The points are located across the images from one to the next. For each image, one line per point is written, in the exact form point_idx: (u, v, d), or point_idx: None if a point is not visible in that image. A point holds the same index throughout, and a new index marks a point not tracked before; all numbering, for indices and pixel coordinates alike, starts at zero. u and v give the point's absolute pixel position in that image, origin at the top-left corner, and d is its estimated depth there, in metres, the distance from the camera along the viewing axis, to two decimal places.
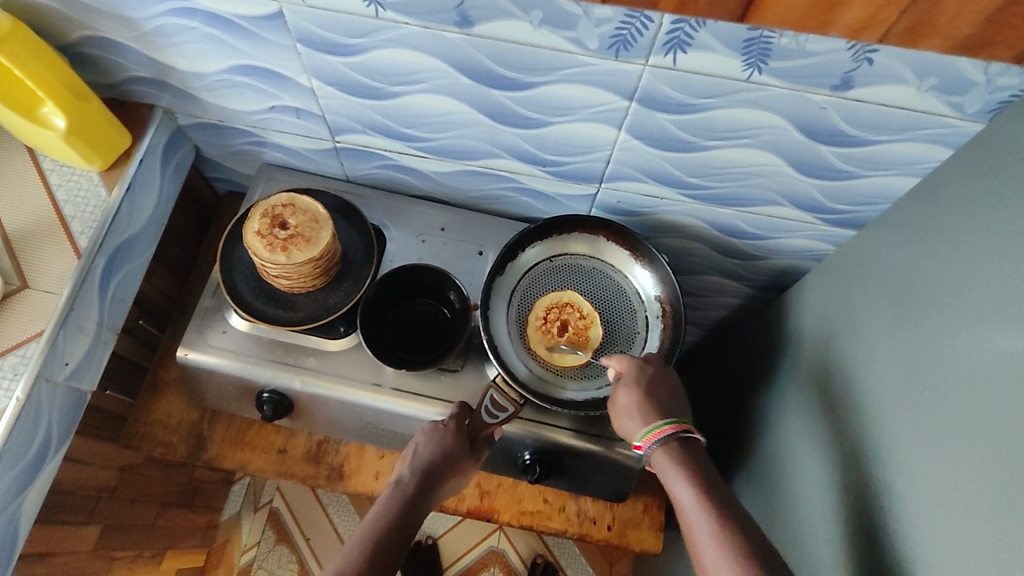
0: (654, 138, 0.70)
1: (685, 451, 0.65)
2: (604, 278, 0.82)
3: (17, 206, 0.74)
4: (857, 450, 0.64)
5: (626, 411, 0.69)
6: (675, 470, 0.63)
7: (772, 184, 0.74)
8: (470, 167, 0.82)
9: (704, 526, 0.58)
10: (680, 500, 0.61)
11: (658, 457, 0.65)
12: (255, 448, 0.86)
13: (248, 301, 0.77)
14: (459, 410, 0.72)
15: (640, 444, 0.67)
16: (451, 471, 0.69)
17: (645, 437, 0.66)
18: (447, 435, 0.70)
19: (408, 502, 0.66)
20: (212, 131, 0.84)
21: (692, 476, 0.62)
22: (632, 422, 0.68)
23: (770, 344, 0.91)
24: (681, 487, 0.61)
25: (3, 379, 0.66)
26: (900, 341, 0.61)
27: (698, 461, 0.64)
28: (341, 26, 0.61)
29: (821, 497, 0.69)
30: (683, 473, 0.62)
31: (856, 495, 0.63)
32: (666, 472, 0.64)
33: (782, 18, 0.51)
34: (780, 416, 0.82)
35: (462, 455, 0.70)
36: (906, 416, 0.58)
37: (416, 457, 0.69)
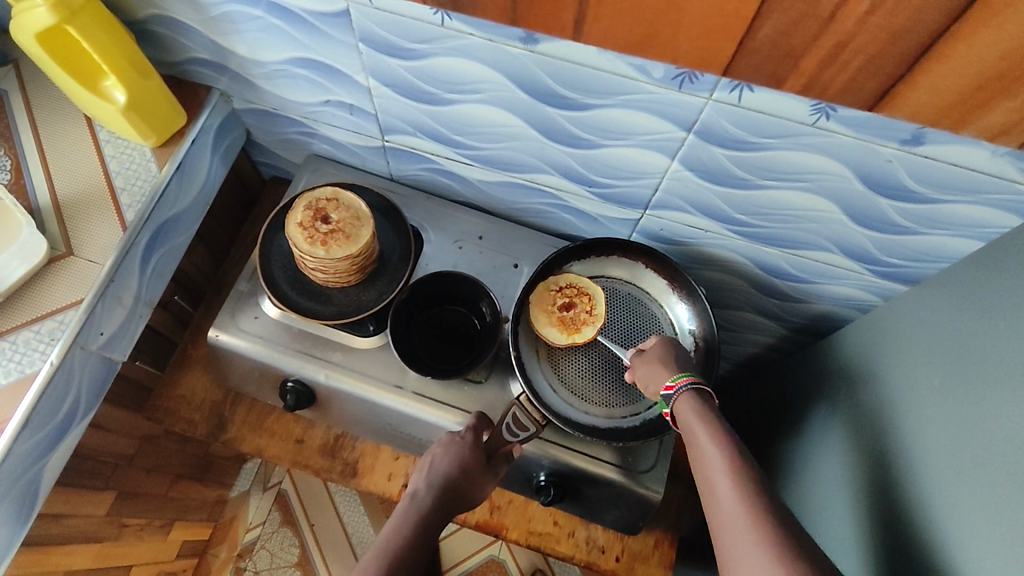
0: (709, 172, 0.68)
1: (703, 401, 0.64)
2: (639, 305, 0.81)
3: (71, 173, 0.76)
4: (892, 516, 0.62)
5: (653, 359, 0.70)
6: (694, 415, 0.61)
7: (824, 230, 0.72)
8: (516, 180, 0.81)
9: (717, 462, 0.56)
10: (696, 441, 0.59)
11: (681, 402, 0.64)
12: (273, 435, 0.86)
13: (282, 291, 0.77)
14: (476, 423, 0.73)
15: (670, 384, 0.66)
16: (468, 487, 0.69)
17: (677, 376, 0.66)
18: (464, 448, 0.70)
19: (425, 518, 0.65)
20: (264, 118, 0.85)
21: (710, 420, 0.60)
22: (661, 367, 0.68)
23: (802, 389, 0.88)
24: (697, 429, 0.60)
25: (40, 343, 0.68)
26: (949, 411, 0.58)
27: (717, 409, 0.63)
28: (405, 30, 0.61)
29: (849, 560, 0.67)
30: (702, 417, 0.61)
31: (886, 564, 0.61)
32: (686, 415, 0.62)
33: (914, 101, 0.50)
34: (810, 468, 0.80)
35: (478, 471, 0.70)
36: (949, 490, 0.55)
37: (433, 470, 0.69)
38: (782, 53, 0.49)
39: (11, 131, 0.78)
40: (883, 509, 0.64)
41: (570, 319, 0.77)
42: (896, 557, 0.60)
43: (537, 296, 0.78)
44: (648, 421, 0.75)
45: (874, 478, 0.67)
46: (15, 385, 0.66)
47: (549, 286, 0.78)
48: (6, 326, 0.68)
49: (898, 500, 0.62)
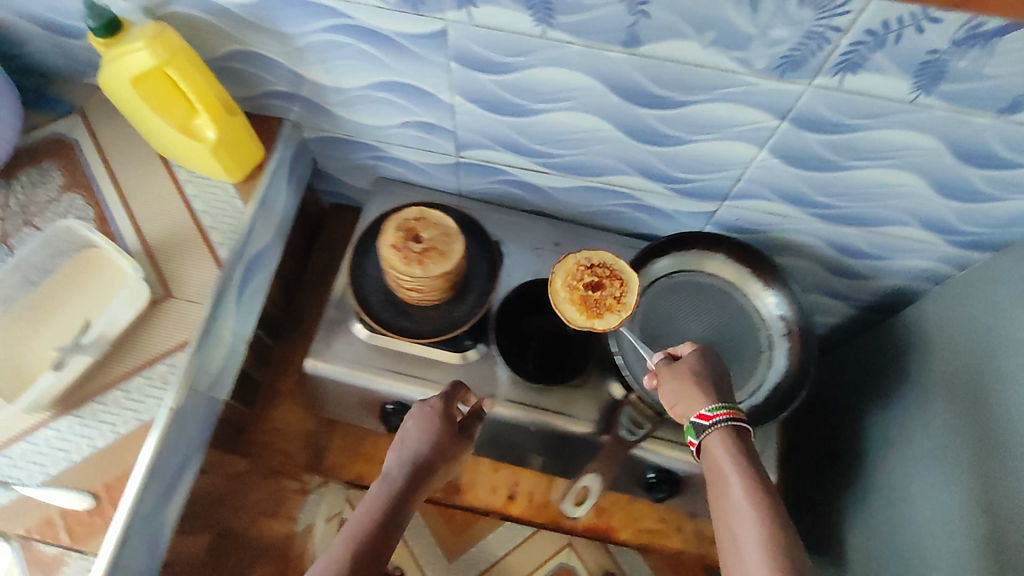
0: (797, 158, 0.70)
1: (739, 442, 0.61)
2: (727, 296, 0.83)
3: (155, 216, 0.76)
4: (1011, 475, 0.63)
5: (685, 378, 0.65)
6: (730, 457, 0.59)
7: (905, 205, 0.75)
8: (592, 184, 0.83)
9: (748, 522, 0.54)
10: (726, 488, 0.57)
11: (714, 443, 0.61)
12: (372, 459, 0.88)
13: (377, 313, 0.79)
14: (446, 395, 0.73)
15: (708, 413, 0.62)
16: (437, 458, 0.68)
17: (715, 407, 0.62)
18: (430, 419, 0.69)
19: (402, 497, 0.64)
20: (335, 145, 0.86)
21: (744, 465, 0.58)
22: (699, 394, 0.64)
23: (879, 363, 0.91)
24: (730, 477, 0.57)
25: (154, 388, 0.68)
26: None
27: (754, 451, 0.60)
28: (501, 45, 0.62)
29: (966, 522, 0.68)
30: (738, 460, 0.59)
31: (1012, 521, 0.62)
32: (720, 459, 0.60)
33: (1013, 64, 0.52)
34: (902, 440, 0.82)
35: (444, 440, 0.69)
36: None
37: (404, 445, 0.68)
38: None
39: (89, 178, 0.77)
40: (995, 472, 0.66)
41: (593, 302, 0.72)
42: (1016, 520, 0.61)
43: (564, 269, 0.75)
44: (752, 409, 0.77)
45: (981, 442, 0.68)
46: (136, 431, 0.67)
47: (579, 262, 0.75)
48: (115, 373, 0.68)
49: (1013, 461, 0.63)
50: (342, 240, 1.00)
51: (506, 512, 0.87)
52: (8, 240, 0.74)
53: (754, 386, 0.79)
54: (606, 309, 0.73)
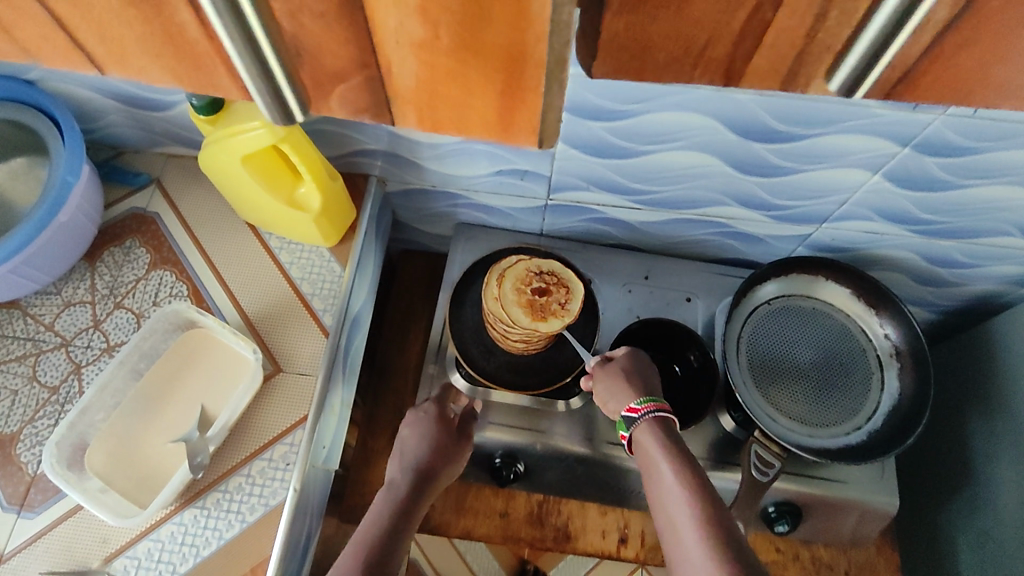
0: (910, 181, 0.69)
1: (665, 430, 0.62)
2: (834, 320, 0.81)
3: (252, 287, 0.73)
4: None
5: (617, 374, 0.68)
6: (658, 446, 0.60)
7: (1011, 217, 0.74)
8: (685, 217, 0.81)
9: (682, 505, 0.55)
10: (658, 479, 0.58)
11: (641, 434, 0.62)
12: (478, 513, 0.85)
13: (482, 367, 0.77)
14: (439, 400, 0.76)
15: (636, 406, 0.64)
16: (444, 456, 0.72)
17: (643, 401, 0.64)
18: (430, 421, 0.73)
19: (406, 504, 0.67)
20: (417, 195, 0.83)
21: (672, 452, 0.59)
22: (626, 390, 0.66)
23: (975, 371, 0.90)
24: (661, 464, 0.58)
25: (276, 471, 0.65)
26: None
27: (677, 438, 0.61)
28: (622, 94, 0.60)
29: None
30: (663, 451, 0.59)
31: None
32: (648, 451, 0.61)
33: None
34: (1013, 449, 0.81)
35: (450, 440, 0.73)
36: None
37: (406, 454, 0.71)
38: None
39: (177, 252, 0.74)
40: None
41: (538, 304, 0.72)
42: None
43: (515, 273, 0.75)
44: (871, 437, 0.76)
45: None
46: (264, 519, 0.63)
47: (529, 268, 0.75)
48: (236, 459, 0.65)
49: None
50: (417, 288, 0.97)
51: (619, 556, 0.84)
52: (102, 325, 0.71)
53: (868, 410, 0.77)
54: (538, 313, 0.72)
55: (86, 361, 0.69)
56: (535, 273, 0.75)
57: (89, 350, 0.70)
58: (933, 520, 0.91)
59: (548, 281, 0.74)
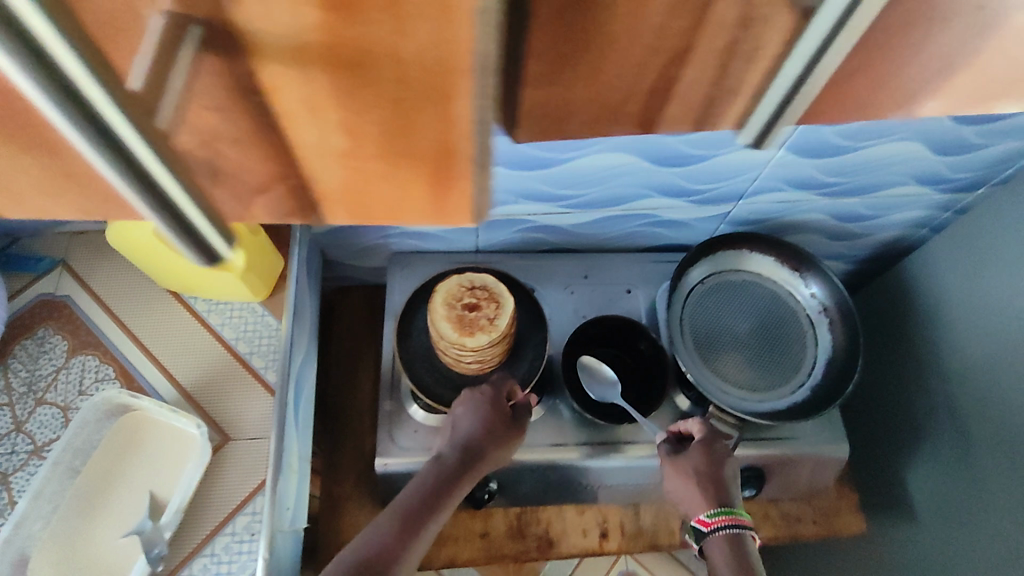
0: (809, 149, 0.73)
1: (738, 548, 0.65)
2: (760, 289, 0.85)
3: (185, 357, 0.70)
4: None
5: (694, 477, 0.69)
6: (729, 565, 0.64)
7: (906, 168, 0.79)
8: (612, 213, 0.83)
9: None
10: None
11: (716, 543, 0.66)
12: (458, 539, 0.84)
13: (438, 394, 0.76)
14: (496, 382, 0.74)
15: (708, 520, 0.66)
16: (492, 442, 0.72)
17: (716, 515, 0.66)
18: (485, 406, 0.72)
19: (446, 479, 0.69)
20: (345, 233, 0.82)
21: (742, 573, 0.62)
22: (701, 492, 0.68)
23: (895, 312, 0.96)
24: None
25: (242, 544, 0.63)
26: None
27: (752, 558, 0.65)
28: None
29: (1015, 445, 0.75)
30: (733, 570, 0.63)
31: None
32: (719, 559, 0.65)
33: None
34: (937, 378, 0.88)
35: (503, 425, 0.73)
36: None
37: (456, 432, 0.72)
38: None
39: (97, 334, 0.70)
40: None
41: (467, 320, 0.72)
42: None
43: (447, 288, 0.74)
44: (814, 391, 0.80)
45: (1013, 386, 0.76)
46: None
47: (461, 282, 0.74)
48: (196, 540, 0.62)
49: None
50: (360, 322, 0.95)
51: (603, 551, 0.85)
52: (24, 426, 0.66)
53: (807, 367, 0.82)
54: (469, 330, 0.72)
55: (14, 468, 0.64)
56: (466, 287, 0.74)
57: (14, 456, 0.64)
58: (880, 457, 0.97)
59: (478, 295, 0.74)
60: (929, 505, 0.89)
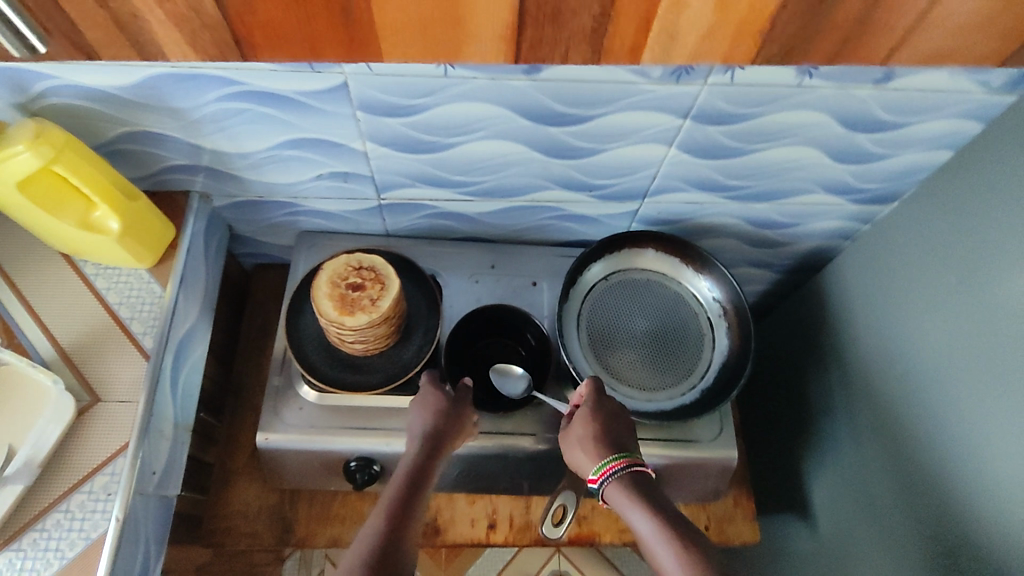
0: (703, 150, 0.73)
1: (635, 480, 0.64)
2: (661, 288, 0.85)
3: (66, 318, 0.70)
4: (941, 405, 0.71)
5: (580, 442, 0.69)
6: (630, 503, 0.62)
7: (810, 175, 0.79)
8: (516, 204, 0.83)
9: (664, 550, 0.58)
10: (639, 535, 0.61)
11: (613, 492, 0.64)
12: (345, 520, 0.85)
13: (322, 371, 0.77)
14: (434, 378, 0.75)
15: (596, 476, 0.66)
16: (452, 426, 0.70)
17: (599, 469, 0.65)
18: (431, 398, 0.72)
19: (422, 469, 0.65)
20: (248, 207, 0.83)
21: (643, 502, 0.62)
22: (586, 454, 0.68)
23: (811, 323, 0.96)
24: (636, 519, 0.61)
25: (97, 502, 0.63)
26: (966, 309, 0.69)
27: (654, 488, 0.63)
28: (405, 89, 0.62)
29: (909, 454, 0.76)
30: (634, 504, 0.62)
31: (944, 448, 0.71)
32: (622, 505, 0.63)
33: None
34: (844, 389, 0.87)
35: (455, 408, 0.71)
36: (982, 374, 0.66)
37: (416, 431, 0.69)
38: (543, 32, 0.45)
39: None
40: (927, 421, 0.73)
41: (349, 299, 0.72)
42: (957, 466, 0.69)
43: (334, 266, 0.74)
44: (704, 392, 0.80)
45: (907, 393, 0.76)
46: (86, 552, 0.61)
47: (349, 261, 0.74)
48: (52, 496, 0.63)
49: (941, 406, 0.71)
50: (271, 301, 0.96)
51: (489, 541, 0.85)
52: None
53: (701, 369, 0.81)
54: (350, 310, 0.72)
55: None
56: (354, 267, 0.74)
57: None
58: (799, 467, 0.97)
59: (365, 275, 0.73)
60: (840, 516, 0.89)
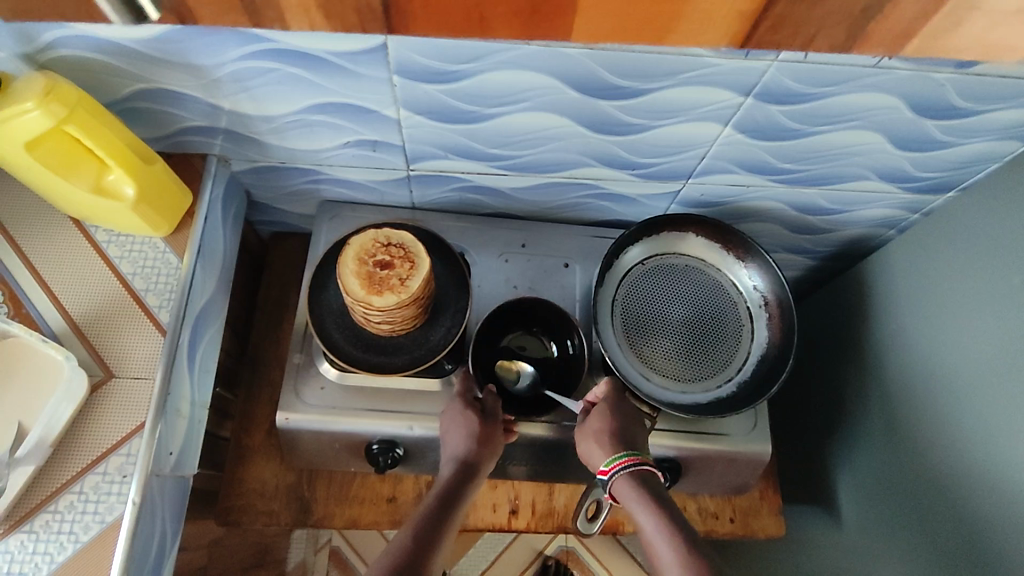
0: (759, 130, 0.68)
1: (643, 479, 0.62)
2: (700, 275, 0.81)
3: (77, 286, 0.66)
4: (987, 411, 0.68)
5: (593, 435, 0.67)
6: (639, 499, 0.60)
7: (868, 161, 0.74)
8: (552, 180, 0.78)
9: (668, 547, 0.55)
10: (642, 531, 0.59)
11: (621, 487, 0.62)
12: (364, 501, 0.82)
13: (346, 351, 0.73)
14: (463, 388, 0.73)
15: (604, 469, 0.63)
16: (483, 440, 0.68)
17: (611, 461, 0.63)
18: (461, 413, 0.70)
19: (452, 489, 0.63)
20: (268, 173, 0.78)
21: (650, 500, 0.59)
22: (598, 448, 0.66)
23: (849, 314, 0.93)
24: (643, 515, 0.59)
25: (112, 484, 0.60)
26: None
27: (661, 490, 0.61)
28: (448, 53, 0.57)
29: (948, 456, 0.73)
30: (644, 500, 0.60)
31: (986, 456, 0.68)
32: (629, 503, 0.61)
33: None
34: (882, 385, 0.84)
35: (487, 422, 0.69)
36: None
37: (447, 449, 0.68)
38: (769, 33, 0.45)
39: None
40: (971, 423, 0.70)
41: (377, 278, 0.68)
42: (1000, 473, 0.66)
43: (360, 242, 0.69)
44: (742, 385, 0.77)
45: (950, 393, 0.73)
46: (101, 536, 0.59)
47: (377, 237, 0.70)
48: (65, 476, 0.60)
49: (990, 409, 0.68)
50: (288, 271, 0.92)
51: (510, 527, 0.83)
52: None
53: (739, 362, 0.78)
54: (379, 291, 0.67)
55: None
56: (382, 244, 0.70)
57: None
58: (825, 460, 0.95)
59: (393, 252, 0.69)
60: (866, 513, 0.87)
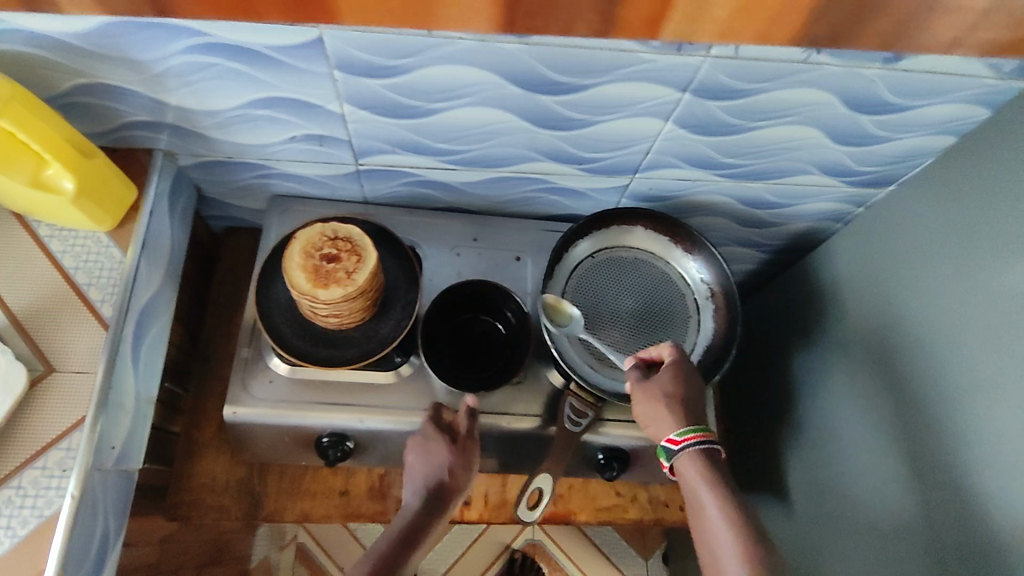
0: (700, 126, 0.70)
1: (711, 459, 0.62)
2: (648, 267, 0.82)
3: (17, 281, 0.66)
4: (924, 399, 0.70)
5: (661, 400, 0.65)
6: (707, 481, 0.60)
7: (807, 156, 0.76)
8: (501, 174, 0.79)
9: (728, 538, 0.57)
10: (703, 510, 0.59)
11: (688, 462, 0.61)
12: (316, 494, 0.83)
13: (294, 345, 0.73)
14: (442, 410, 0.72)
15: (676, 439, 0.63)
16: (455, 478, 0.68)
17: (685, 433, 0.62)
18: (436, 441, 0.70)
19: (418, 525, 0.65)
20: (216, 168, 0.78)
21: (718, 484, 0.60)
22: (669, 414, 0.64)
23: (798, 306, 0.95)
24: (709, 500, 0.59)
25: (51, 478, 0.60)
26: (958, 302, 0.67)
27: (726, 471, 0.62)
28: (384, 47, 0.57)
29: (887, 442, 0.75)
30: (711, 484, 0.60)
31: (922, 443, 0.70)
32: (689, 479, 0.61)
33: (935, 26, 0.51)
34: (827, 374, 0.86)
35: (460, 457, 0.69)
36: (970, 374, 0.64)
37: (418, 473, 0.69)
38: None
39: None
40: (909, 410, 0.72)
41: (323, 271, 0.68)
42: (933, 458, 0.68)
43: (307, 236, 0.70)
44: None
45: (891, 381, 0.75)
46: (38, 531, 0.59)
47: (323, 231, 0.70)
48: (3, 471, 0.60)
49: (925, 397, 0.70)
50: (242, 266, 0.92)
51: (464, 519, 0.84)
52: None
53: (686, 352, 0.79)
54: (325, 283, 0.68)
55: None
56: (330, 238, 0.70)
57: None
58: (776, 450, 0.97)
59: (341, 246, 0.69)
60: (814, 500, 0.89)
